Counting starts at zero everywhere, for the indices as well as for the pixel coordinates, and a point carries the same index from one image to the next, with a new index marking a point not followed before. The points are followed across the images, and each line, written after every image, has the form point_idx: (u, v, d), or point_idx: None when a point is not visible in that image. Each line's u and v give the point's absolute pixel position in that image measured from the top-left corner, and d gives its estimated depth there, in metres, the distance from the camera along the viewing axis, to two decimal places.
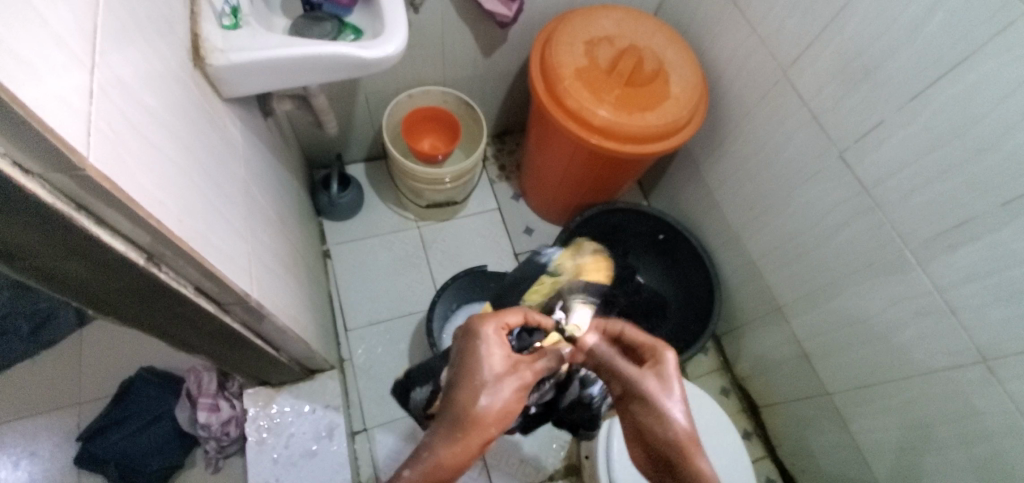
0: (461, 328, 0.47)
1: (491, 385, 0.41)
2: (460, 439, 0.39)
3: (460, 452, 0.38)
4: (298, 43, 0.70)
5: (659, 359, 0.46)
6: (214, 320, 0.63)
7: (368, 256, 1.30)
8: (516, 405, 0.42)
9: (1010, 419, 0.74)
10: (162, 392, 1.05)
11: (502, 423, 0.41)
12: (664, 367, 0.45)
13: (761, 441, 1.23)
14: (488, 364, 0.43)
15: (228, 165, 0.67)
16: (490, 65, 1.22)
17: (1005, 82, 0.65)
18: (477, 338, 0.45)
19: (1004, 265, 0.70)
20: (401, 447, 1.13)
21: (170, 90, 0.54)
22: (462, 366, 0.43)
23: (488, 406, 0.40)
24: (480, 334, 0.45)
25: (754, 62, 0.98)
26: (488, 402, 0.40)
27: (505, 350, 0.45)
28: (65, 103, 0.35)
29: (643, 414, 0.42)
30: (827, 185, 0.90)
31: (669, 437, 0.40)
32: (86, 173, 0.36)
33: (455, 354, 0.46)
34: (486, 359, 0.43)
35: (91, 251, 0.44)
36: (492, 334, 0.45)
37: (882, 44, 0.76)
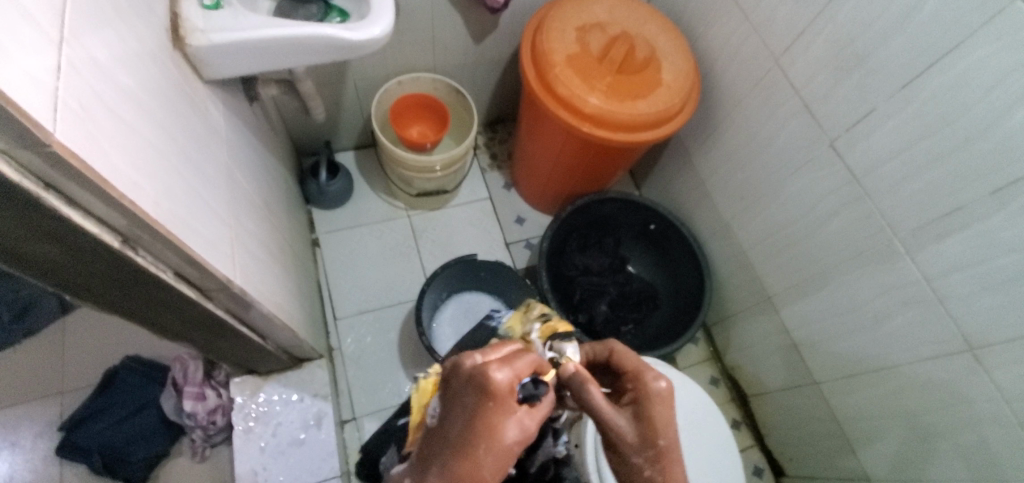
0: (472, 366, 0.42)
1: (502, 452, 0.40)
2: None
3: None
4: (282, 24, 0.68)
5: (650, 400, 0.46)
6: (197, 307, 0.62)
7: (358, 245, 1.28)
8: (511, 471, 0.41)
9: (993, 406, 0.75)
10: (146, 382, 1.04)
11: None
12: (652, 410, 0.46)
13: (749, 429, 1.24)
14: (504, 427, 0.40)
15: (210, 149, 0.66)
16: (481, 51, 1.20)
17: (994, 70, 0.65)
18: (483, 398, 0.40)
19: (991, 254, 0.70)
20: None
21: (147, 70, 0.53)
22: (464, 442, 0.39)
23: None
24: (488, 396, 0.40)
25: (747, 51, 0.97)
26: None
27: (516, 405, 0.41)
28: (32, 78, 0.34)
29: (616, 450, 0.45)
30: (818, 174, 0.90)
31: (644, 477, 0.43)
32: (53, 149, 0.35)
33: (461, 395, 0.41)
34: (494, 433, 0.40)
35: (63, 233, 0.43)
36: (506, 385, 0.41)
37: (874, 32, 0.76)
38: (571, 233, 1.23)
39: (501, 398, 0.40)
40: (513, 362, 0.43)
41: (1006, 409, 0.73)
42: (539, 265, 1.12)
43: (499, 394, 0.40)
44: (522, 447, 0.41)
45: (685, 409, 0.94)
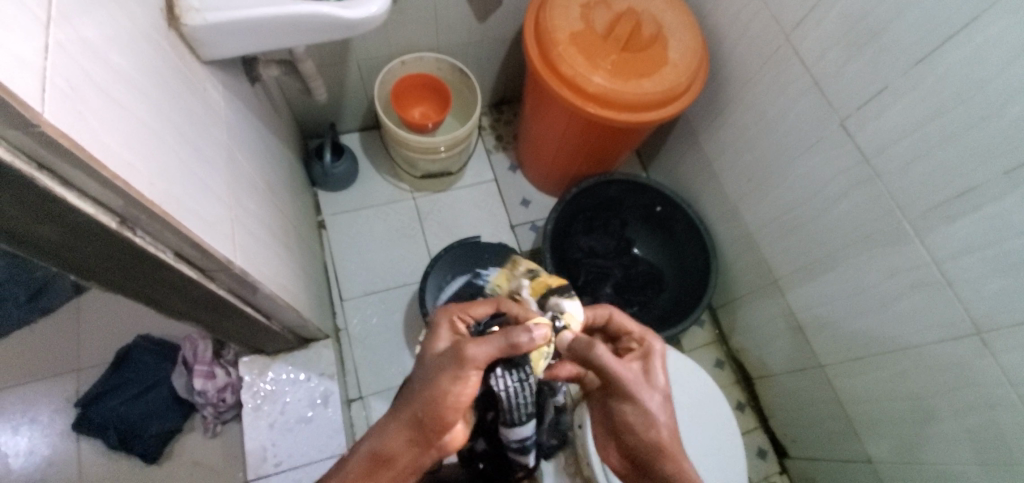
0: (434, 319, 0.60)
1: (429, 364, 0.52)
2: (402, 430, 0.50)
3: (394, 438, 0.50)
4: (278, 2, 0.68)
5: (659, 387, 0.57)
6: (200, 287, 0.63)
7: (364, 227, 1.29)
8: (461, 396, 0.49)
9: (999, 390, 0.74)
10: (159, 361, 1.07)
11: (434, 398, 0.49)
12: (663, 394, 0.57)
13: (753, 412, 1.24)
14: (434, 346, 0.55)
15: (209, 131, 0.66)
16: (485, 30, 1.18)
17: (1012, 45, 0.62)
18: (432, 331, 0.57)
19: (1002, 236, 0.68)
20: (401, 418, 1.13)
21: (141, 51, 0.53)
22: (418, 363, 0.55)
23: (439, 396, 0.49)
24: (435, 329, 0.57)
25: (756, 27, 0.94)
26: (433, 395, 0.49)
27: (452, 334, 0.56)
28: (17, 57, 0.34)
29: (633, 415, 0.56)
30: (827, 155, 0.88)
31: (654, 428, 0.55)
32: (42, 129, 0.35)
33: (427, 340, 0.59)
34: (433, 352, 0.54)
35: (60, 215, 0.43)
36: (444, 321, 0.58)
37: (888, 6, 0.73)
38: (576, 215, 1.22)
39: (441, 330, 0.57)
40: (467, 309, 0.59)
41: (1011, 394, 0.72)
42: (543, 247, 1.12)
43: (439, 328, 0.57)
44: (460, 365, 0.49)
45: (685, 391, 0.94)
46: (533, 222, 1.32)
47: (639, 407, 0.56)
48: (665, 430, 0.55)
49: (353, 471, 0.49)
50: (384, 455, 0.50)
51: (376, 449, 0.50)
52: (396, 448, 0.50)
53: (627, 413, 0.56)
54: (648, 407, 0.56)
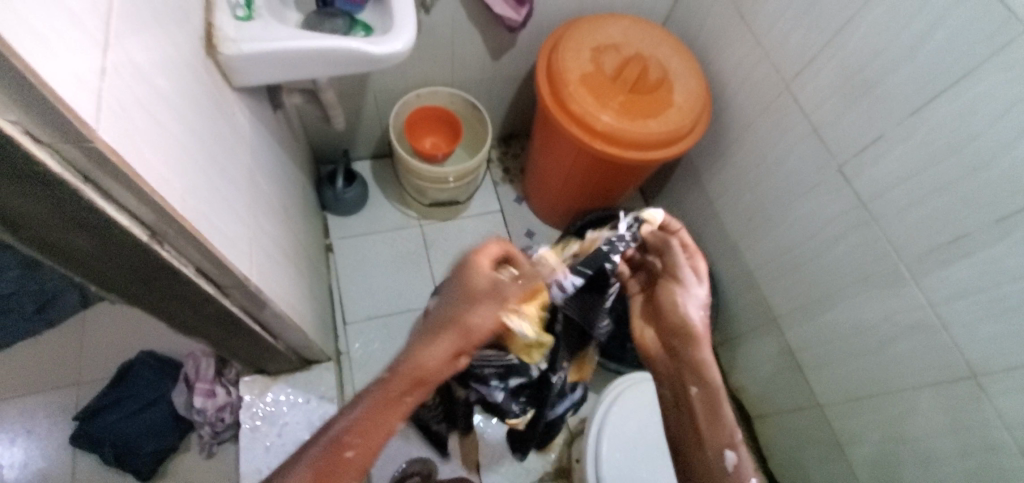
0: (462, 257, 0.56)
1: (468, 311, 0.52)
2: (442, 355, 0.51)
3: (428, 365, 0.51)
4: (309, 36, 0.72)
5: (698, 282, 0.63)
6: (213, 302, 0.65)
7: (371, 251, 1.31)
8: (480, 335, 0.52)
9: (997, 436, 0.74)
10: (160, 376, 1.07)
11: (471, 341, 0.52)
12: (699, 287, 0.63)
13: (753, 453, 1.22)
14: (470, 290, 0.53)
15: (235, 152, 0.69)
16: (498, 68, 1.24)
17: (1001, 100, 0.66)
18: (473, 259, 0.54)
19: (997, 282, 0.70)
20: (410, 450, 1.09)
21: (182, 76, 0.56)
22: (456, 287, 0.54)
23: (467, 326, 0.52)
24: (472, 261, 0.55)
25: (758, 75, 0.99)
26: (466, 326, 0.52)
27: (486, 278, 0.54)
28: (79, 78, 0.37)
29: (678, 313, 0.62)
30: (825, 198, 0.91)
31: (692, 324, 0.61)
32: (94, 144, 0.38)
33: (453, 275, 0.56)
34: (468, 292, 0.54)
35: (96, 225, 0.46)
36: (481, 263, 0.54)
37: (882, 60, 0.78)
38: None
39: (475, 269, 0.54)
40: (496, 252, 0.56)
41: (1008, 440, 0.72)
42: None
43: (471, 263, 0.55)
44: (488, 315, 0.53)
45: None
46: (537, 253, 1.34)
47: (683, 303, 0.62)
48: (700, 333, 0.61)
49: (390, 391, 0.51)
50: (417, 377, 0.51)
51: (414, 369, 0.51)
52: (430, 371, 0.51)
53: (671, 310, 0.62)
54: (689, 301, 0.62)
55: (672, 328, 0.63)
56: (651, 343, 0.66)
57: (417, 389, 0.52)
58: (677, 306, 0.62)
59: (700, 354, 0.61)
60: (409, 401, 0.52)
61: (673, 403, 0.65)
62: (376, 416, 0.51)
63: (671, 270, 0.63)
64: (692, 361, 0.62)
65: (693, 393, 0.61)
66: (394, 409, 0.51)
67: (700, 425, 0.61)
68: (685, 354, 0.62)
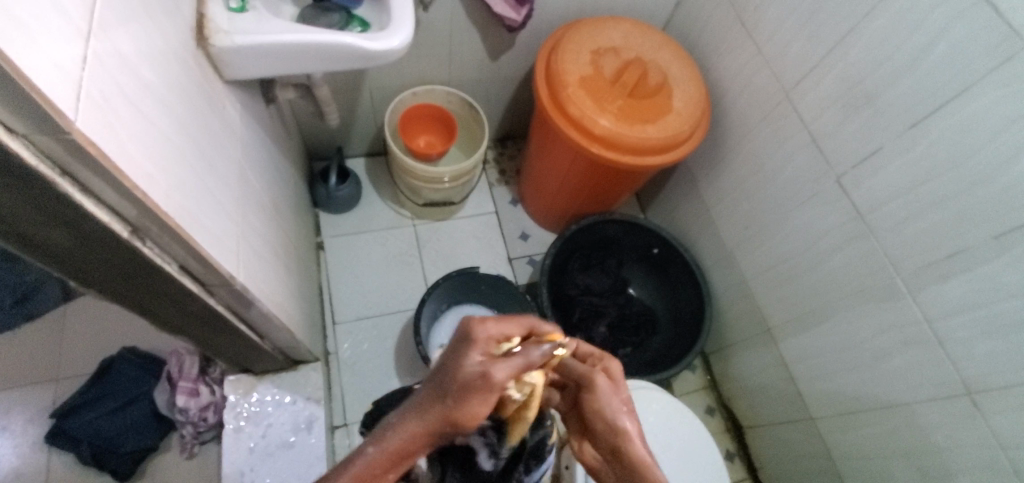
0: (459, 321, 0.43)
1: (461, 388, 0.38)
2: (425, 425, 0.38)
3: (405, 442, 0.38)
4: (303, 30, 0.70)
5: (618, 377, 0.51)
6: (197, 301, 0.63)
7: (362, 250, 1.29)
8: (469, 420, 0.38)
9: (990, 452, 0.74)
10: (142, 374, 1.04)
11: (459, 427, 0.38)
12: (621, 384, 0.50)
13: (743, 462, 1.22)
14: (470, 356, 0.40)
15: (224, 146, 0.67)
16: (496, 68, 1.22)
17: (1001, 116, 0.66)
18: (467, 341, 0.41)
19: (993, 298, 0.70)
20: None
21: (170, 67, 0.55)
22: (450, 351, 0.42)
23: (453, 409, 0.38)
24: (465, 340, 0.41)
25: (757, 83, 0.99)
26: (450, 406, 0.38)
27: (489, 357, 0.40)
28: (57, 67, 0.35)
29: (598, 409, 0.47)
30: (823, 209, 0.90)
31: (622, 423, 0.46)
32: (73, 137, 0.36)
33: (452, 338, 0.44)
34: (467, 368, 0.39)
35: (74, 220, 0.44)
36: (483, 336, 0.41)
37: (883, 73, 0.77)
38: (575, 252, 1.23)
39: (478, 342, 0.41)
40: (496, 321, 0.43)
41: (1002, 457, 0.72)
42: (540, 281, 1.13)
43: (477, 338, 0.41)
44: (484, 393, 0.38)
45: (678, 435, 0.93)
46: (531, 256, 1.33)
47: (603, 400, 0.47)
48: (629, 430, 0.45)
49: (358, 468, 0.37)
50: (391, 450, 0.38)
51: (387, 446, 0.38)
52: (403, 444, 0.38)
53: (595, 414, 0.47)
54: (615, 404, 0.47)
55: (603, 439, 0.46)
56: (593, 462, 0.48)
57: (387, 464, 0.38)
58: (601, 408, 0.47)
59: (637, 452, 0.44)
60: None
61: None
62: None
63: (583, 371, 0.49)
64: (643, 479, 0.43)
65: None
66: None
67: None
68: (624, 459, 0.44)
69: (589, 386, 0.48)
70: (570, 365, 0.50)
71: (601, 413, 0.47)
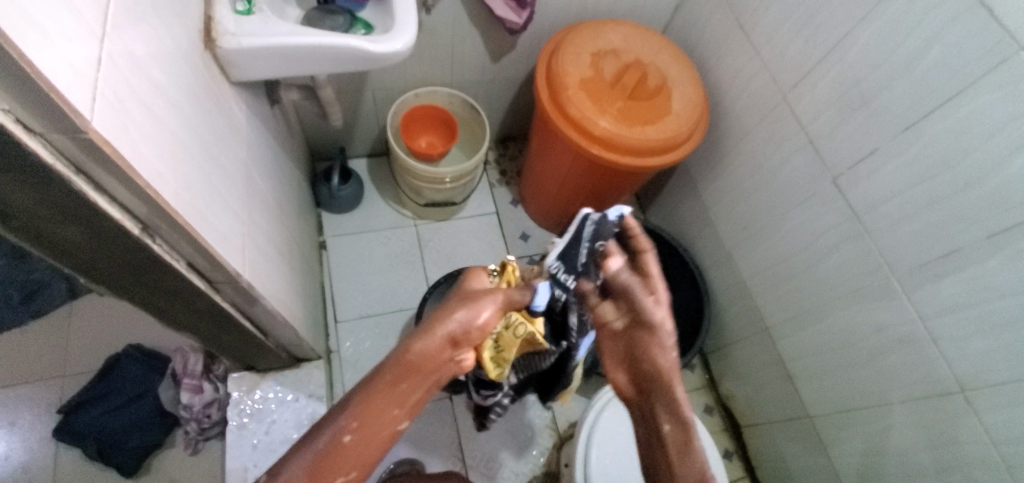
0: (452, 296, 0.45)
1: (439, 348, 0.43)
2: (425, 347, 0.42)
3: (397, 381, 0.41)
4: (308, 33, 0.71)
5: (654, 278, 0.51)
6: (204, 298, 0.64)
7: (364, 250, 1.30)
8: (473, 326, 0.44)
9: (983, 449, 0.75)
10: (147, 371, 1.06)
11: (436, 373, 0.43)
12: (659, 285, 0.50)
13: (741, 461, 1.23)
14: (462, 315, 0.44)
15: (230, 146, 0.68)
16: (498, 70, 1.24)
17: (994, 117, 0.67)
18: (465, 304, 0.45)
19: (985, 297, 0.71)
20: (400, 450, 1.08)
21: (179, 68, 0.56)
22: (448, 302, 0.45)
23: (421, 355, 0.42)
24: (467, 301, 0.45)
25: (756, 85, 1.00)
26: (421, 350, 0.42)
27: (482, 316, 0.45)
28: (74, 68, 0.36)
29: (646, 339, 0.47)
30: (819, 210, 0.91)
31: (663, 361, 0.46)
32: (88, 136, 0.37)
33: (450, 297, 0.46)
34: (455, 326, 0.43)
35: (86, 217, 0.45)
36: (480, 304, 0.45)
37: (878, 75, 0.78)
38: None
39: (477, 304, 0.45)
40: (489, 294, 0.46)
41: (995, 454, 0.73)
42: None
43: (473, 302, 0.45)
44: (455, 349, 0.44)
45: None
46: (531, 256, 1.34)
47: (662, 340, 0.47)
48: (672, 370, 0.46)
49: (380, 378, 0.41)
50: (412, 361, 0.42)
51: (400, 357, 0.41)
52: (428, 357, 0.42)
53: (648, 351, 0.47)
54: (662, 342, 0.47)
55: (639, 363, 0.47)
56: (626, 393, 0.48)
57: (411, 380, 0.41)
58: (658, 344, 0.47)
59: (675, 392, 0.45)
60: (403, 393, 0.41)
61: (650, 474, 0.45)
62: (370, 415, 0.41)
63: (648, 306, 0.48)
64: (672, 426, 0.43)
65: (667, 437, 0.43)
66: (389, 415, 0.41)
67: (681, 474, 0.43)
68: (656, 396, 0.45)
69: (641, 310, 0.49)
70: (632, 292, 0.50)
71: (648, 339, 0.47)
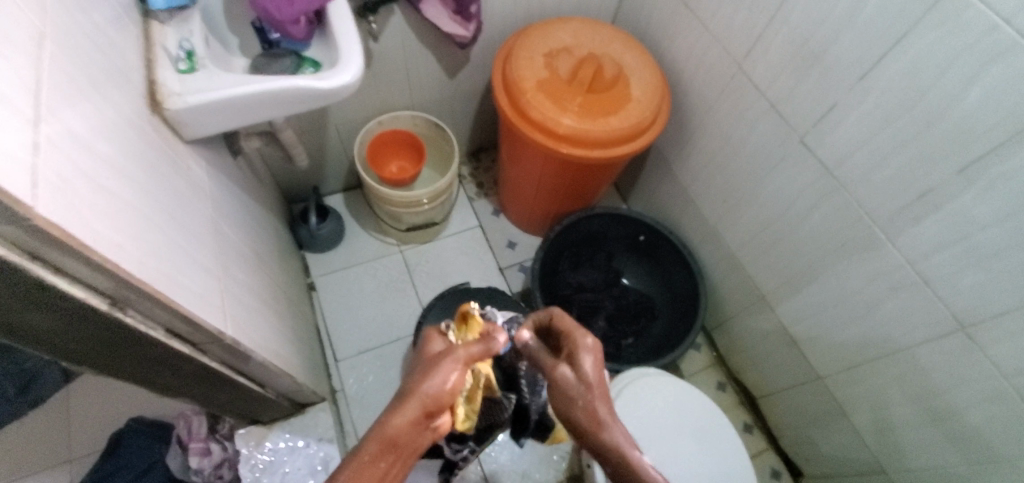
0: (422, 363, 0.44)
1: (423, 421, 0.40)
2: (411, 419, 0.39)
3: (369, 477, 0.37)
4: (255, 80, 0.71)
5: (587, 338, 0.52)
6: (191, 361, 0.63)
7: (354, 284, 1.30)
8: (442, 392, 0.41)
9: (994, 382, 0.74)
10: (149, 442, 1.05)
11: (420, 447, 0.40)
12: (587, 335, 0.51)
13: (762, 432, 1.23)
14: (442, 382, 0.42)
15: (194, 205, 0.68)
16: (456, 85, 1.24)
17: (943, 54, 0.67)
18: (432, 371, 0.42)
19: (966, 232, 0.71)
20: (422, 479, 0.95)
21: (126, 137, 0.55)
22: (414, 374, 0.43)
23: (404, 430, 0.39)
24: (432, 370, 0.42)
25: (710, 59, 1.01)
26: (402, 426, 0.39)
27: (451, 380, 0.42)
28: (11, 157, 0.36)
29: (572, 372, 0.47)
30: (792, 171, 0.92)
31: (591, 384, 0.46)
32: (34, 221, 0.37)
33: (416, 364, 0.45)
34: (436, 391, 0.41)
35: (52, 301, 0.44)
36: (447, 367, 0.42)
37: (825, 31, 0.79)
38: (562, 252, 1.24)
39: (442, 371, 0.42)
40: (458, 352, 0.44)
41: (1004, 385, 0.73)
42: (533, 286, 1.13)
43: (436, 370, 0.42)
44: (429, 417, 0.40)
45: (690, 417, 0.94)
46: (521, 263, 1.34)
47: (564, 386, 0.47)
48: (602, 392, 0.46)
49: (361, 456, 0.38)
50: (392, 436, 0.38)
51: (382, 434, 0.38)
52: (405, 431, 0.39)
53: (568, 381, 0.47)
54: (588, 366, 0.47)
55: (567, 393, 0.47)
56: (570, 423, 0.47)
57: (394, 457, 0.38)
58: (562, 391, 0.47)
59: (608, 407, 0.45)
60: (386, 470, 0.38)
61: None
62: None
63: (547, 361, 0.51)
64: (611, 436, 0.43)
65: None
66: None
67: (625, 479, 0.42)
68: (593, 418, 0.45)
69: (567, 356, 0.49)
70: (541, 355, 0.53)
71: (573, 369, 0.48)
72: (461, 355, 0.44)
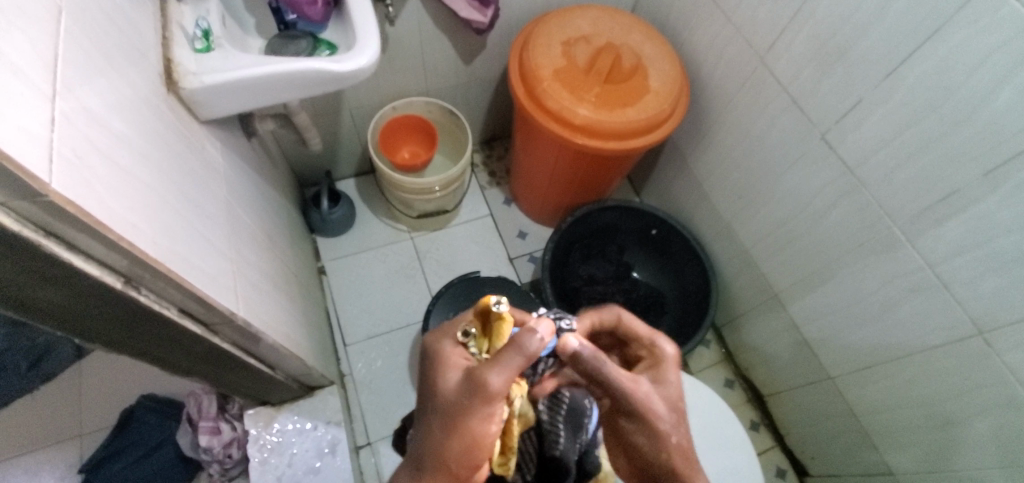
0: (451, 403, 0.43)
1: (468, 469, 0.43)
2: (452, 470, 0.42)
3: None
4: (270, 61, 0.71)
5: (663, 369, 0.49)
6: (203, 342, 0.63)
7: (363, 270, 1.30)
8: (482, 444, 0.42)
9: (1012, 390, 0.73)
10: (161, 420, 1.06)
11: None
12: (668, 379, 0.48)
13: (768, 430, 1.23)
14: (479, 433, 0.42)
15: (207, 185, 0.67)
16: (471, 72, 1.23)
17: (975, 53, 0.65)
18: (465, 419, 0.42)
19: (990, 236, 0.70)
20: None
21: (140, 115, 0.55)
22: (442, 415, 0.43)
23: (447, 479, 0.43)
24: (465, 420, 0.42)
25: (731, 53, 0.99)
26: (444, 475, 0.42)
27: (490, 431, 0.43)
28: (27, 132, 0.36)
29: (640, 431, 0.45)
30: (811, 169, 0.90)
31: (672, 447, 0.45)
32: (49, 198, 0.37)
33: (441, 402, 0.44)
34: (471, 441, 0.42)
35: (67, 278, 0.45)
36: (478, 417, 0.42)
37: (852, 25, 0.77)
38: (573, 244, 1.23)
39: (477, 421, 0.42)
40: (490, 399, 0.42)
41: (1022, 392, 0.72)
42: (543, 278, 1.13)
43: (469, 421, 0.42)
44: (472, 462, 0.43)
45: (699, 414, 0.93)
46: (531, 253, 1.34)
47: (660, 430, 0.45)
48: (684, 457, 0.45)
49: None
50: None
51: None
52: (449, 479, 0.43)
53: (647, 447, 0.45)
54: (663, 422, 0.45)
55: (644, 455, 0.46)
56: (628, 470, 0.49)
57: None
58: (648, 432, 0.45)
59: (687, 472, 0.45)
60: None
61: None
62: None
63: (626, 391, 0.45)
64: None
65: None
66: None
67: None
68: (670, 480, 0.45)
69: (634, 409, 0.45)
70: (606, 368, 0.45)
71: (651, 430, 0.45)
72: (496, 396, 0.42)
